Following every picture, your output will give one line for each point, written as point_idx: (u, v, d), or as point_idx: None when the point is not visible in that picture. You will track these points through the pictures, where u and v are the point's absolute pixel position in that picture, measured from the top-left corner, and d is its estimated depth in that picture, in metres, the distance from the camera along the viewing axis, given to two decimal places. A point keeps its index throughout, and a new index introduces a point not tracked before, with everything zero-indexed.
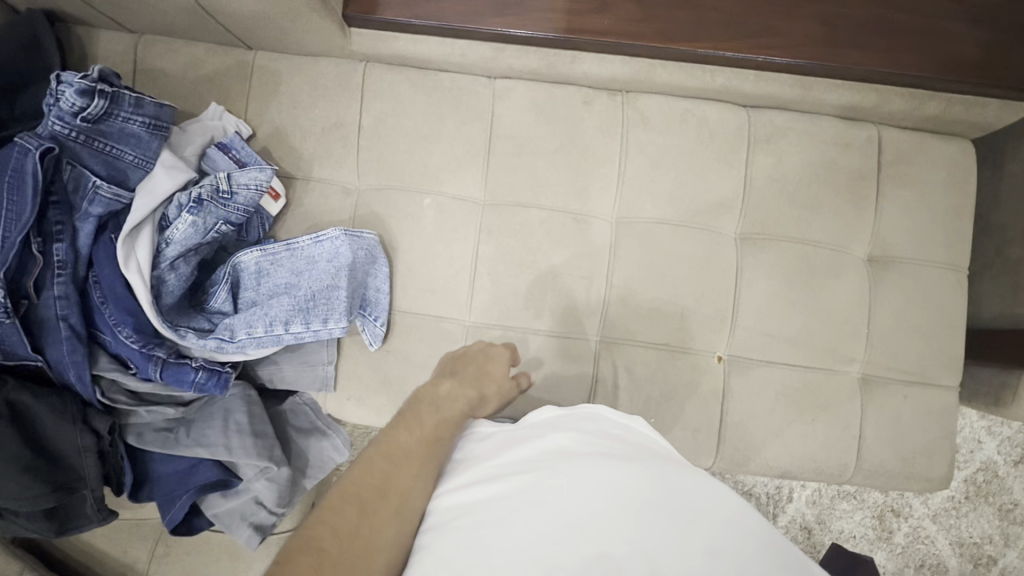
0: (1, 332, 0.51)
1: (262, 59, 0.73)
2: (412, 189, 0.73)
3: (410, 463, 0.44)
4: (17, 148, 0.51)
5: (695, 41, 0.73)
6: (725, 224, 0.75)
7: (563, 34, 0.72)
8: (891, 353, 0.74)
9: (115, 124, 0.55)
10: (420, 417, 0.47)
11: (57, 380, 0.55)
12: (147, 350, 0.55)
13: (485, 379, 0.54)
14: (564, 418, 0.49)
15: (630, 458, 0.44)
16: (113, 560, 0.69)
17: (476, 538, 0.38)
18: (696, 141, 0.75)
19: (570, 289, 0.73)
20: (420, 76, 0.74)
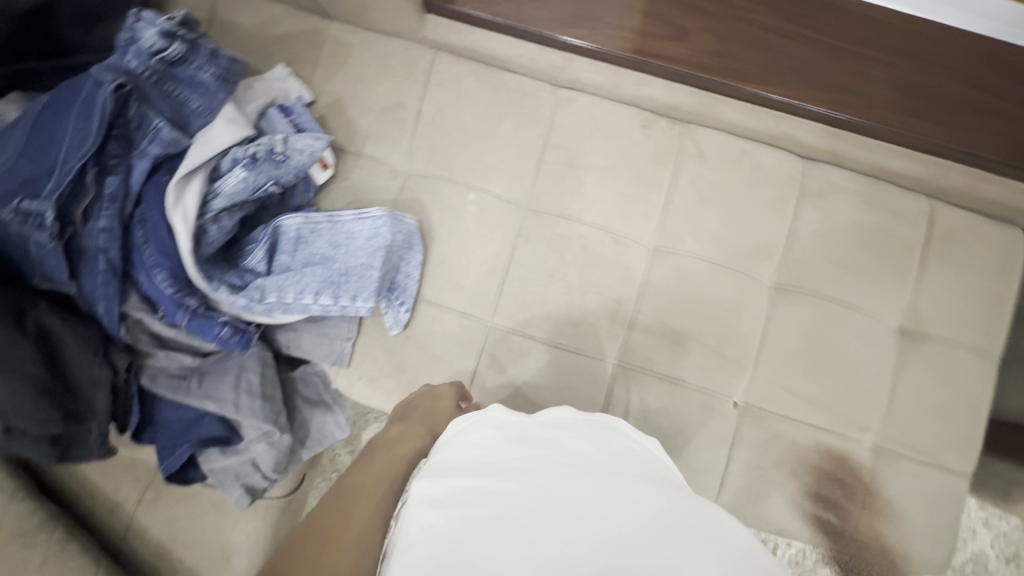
0: (40, 254, 0.50)
1: (336, 30, 0.74)
2: (459, 182, 0.74)
3: (367, 496, 0.49)
4: (91, 79, 0.51)
5: (753, 82, 0.76)
6: (762, 271, 0.74)
7: (630, 54, 0.75)
8: (907, 429, 0.73)
9: (188, 70, 0.56)
10: (374, 457, 0.54)
11: (84, 311, 0.55)
12: (180, 297, 0.55)
13: (431, 420, 0.60)
14: (581, 424, 0.51)
15: (646, 478, 0.45)
16: (102, 496, 0.69)
17: (489, 523, 0.40)
18: (748, 183, 0.74)
19: (596, 307, 0.73)
20: (486, 73, 0.74)
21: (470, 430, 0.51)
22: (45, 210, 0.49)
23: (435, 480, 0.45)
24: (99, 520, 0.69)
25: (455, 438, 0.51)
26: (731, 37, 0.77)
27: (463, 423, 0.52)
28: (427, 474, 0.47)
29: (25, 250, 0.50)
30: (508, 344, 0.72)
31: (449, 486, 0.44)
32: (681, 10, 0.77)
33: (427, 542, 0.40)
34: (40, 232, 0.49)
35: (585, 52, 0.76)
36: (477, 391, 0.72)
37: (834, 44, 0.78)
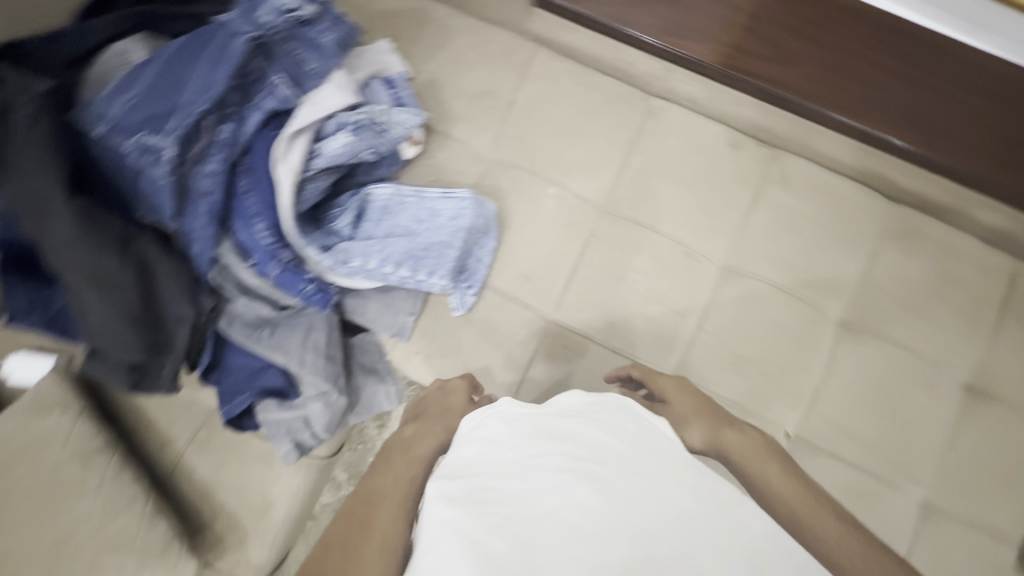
0: (153, 188, 0.52)
1: (441, 13, 0.76)
2: (540, 175, 0.74)
3: (386, 503, 0.49)
4: (225, 29, 0.53)
5: (847, 111, 0.75)
6: (832, 307, 0.73)
7: (722, 67, 0.75)
8: (966, 490, 0.70)
9: (311, 33, 0.58)
10: (391, 461, 0.53)
11: (180, 249, 0.56)
12: (275, 248, 0.57)
13: (456, 409, 0.59)
14: (593, 407, 0.50)
15: (665, 470, 0.45)
16: (156, 432, 0.71)
17: (509, 524, 0.43)
18: (829, 216, 0.73)
19: (659, 318, 0.73)
20: (582, 72, 0.75)
21: (482, 425, 0.50)
22: (165, 147, 0.51)
23: (452, 479, 0.46)
24: (150, 453, 0.71)
25: (467, 434, 0.50)
26: (829, 66, 0.76)
27: (475, 416, 0.52)
28: (443, 474, 0.47)
29: (141, 183, 0.52)
30: (566, 342, 0.73)
31: (465, 484, 0.45)
32: (784, 33, 0.77)
33: (447, 542, 0.42)
34: (159, 167, 0.52)
35: (685, 62, 0.76)
36: (531, 384, 0.72)
37: (935, 86, 0.77)
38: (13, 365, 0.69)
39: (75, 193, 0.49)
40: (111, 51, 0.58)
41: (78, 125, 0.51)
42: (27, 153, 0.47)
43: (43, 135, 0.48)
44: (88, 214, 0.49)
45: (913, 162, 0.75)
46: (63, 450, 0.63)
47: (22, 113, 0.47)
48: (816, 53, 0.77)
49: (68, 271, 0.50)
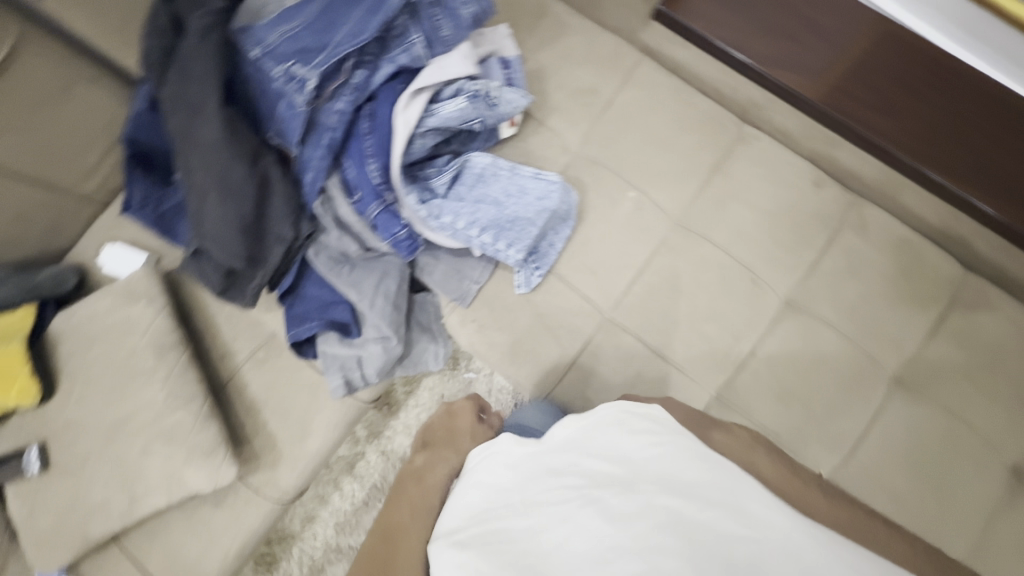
0: (287, 114, 0.57)
1: (559, 8, 0.80)
2: (624, 177, 0.77)
3: (409, 536, 0.52)
4: None
5: (937, 167, 0.73)
6: (888, 360, 0.73)
7: (816, 103, 0.75)
8: None
9: (456, 2, 0.62)
10: (406, 491, 0.57)
11: (294, 174, 0.61)
12: (381, 190, 0.62)
13: (466, 432, 0.64)
14: (589, 429, 0.51)
15: (669, 478, 0.45)
16: (220, 342, 0.75)
17: (522, 559, 0.44)
18: (902, 271, 0.73)
19: (714, 336, 0.74)
20: (683, 87, 0.78)
21: (485, 467, 0.53)
22: (307, 79, 0.56)
23: (462, 526, 0.49)
24: (212, 361, 0.75)
25: (474, 480, 0.53)
26: (928, 123, 0.76)
27: (479, 461, 0.55)
28: (455, 523, 0.50)
29: (279, 108, 0.57)
30: (618, 341, 0.74)
31: (474, 529, 0.48)
32: (893, 88, 0.77)
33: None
34: (298, 96, 0.57)
35: (789, 96, 0.76)
36: (577, 373, 0.74)
37: None
38: (106, 256, 0.75)
39: (225, 103, 0.54)
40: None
41: (239, 47, 0.56)
42: (195, 60, 0.53)
43: (211, 47, 0.53)
44: (231, 125, 0.54)
45: (997, 231, 0.73)
46: (142, 337, 0.68)
47: (199, 24, 0.53)
48: (926, 114, 0.76)
49: (203, 172, 0.55)
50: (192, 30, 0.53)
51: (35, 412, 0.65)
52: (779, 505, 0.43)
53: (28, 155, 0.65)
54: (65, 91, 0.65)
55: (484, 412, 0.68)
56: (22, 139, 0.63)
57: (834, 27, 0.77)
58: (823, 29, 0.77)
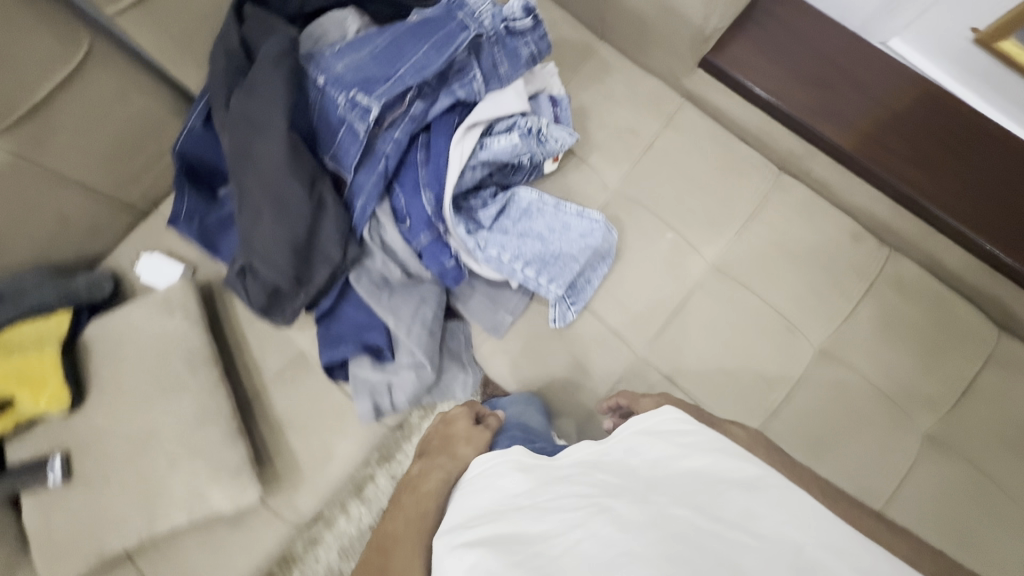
0: (346, 141, 0.59)
1: (605, 50, 0.82)
2: (661, 219, 0.78)
3: (404, 539, 0.51)
4: (455, 21, 0.58)
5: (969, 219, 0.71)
6: (920, 417, 0.72)
7: (848, 151, 0.73)
8: None
9: (518, 41, 0.63)
10: (403, 501, 0.56)
11: (345, 198, 0.62)
12: (433, 221, 0.63)
13: (461, 434, 0.63)
14: (604, 448, 0.52)
15: (683, 493, 0.44)
16: (249, 358, 0.74)
17: (532, 558, 0.42)
18: (937, 329, 0.73)
19: (746, 382, 0.74)
20: (723, 134, 0.79)
21: (496, 474, 0.52)
22: (368, 107, 0.57)
23: (471, 526, 0.47)
24: (240, 378, 0.74)
25: (485, 488, 0.51)
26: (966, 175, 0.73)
27: (488, 469, 0.53)
28: (462, 525, 0.48)
29: (340, 134, 0.59)
30: (650, 381, 0.74)
31: (483, 528, 0.46)
32: (935, 144, 0.74)
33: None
34: (359, 125, 0.57)
35: (828, 148, 0.75)
36: None
37: None
38: (145, 265, 0.74)
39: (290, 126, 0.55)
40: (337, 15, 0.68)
41: (305, 74, 0.58)
42: (264, 83, 0.54)
43: (281, 70, 0.54)
44: (293, 148, 0.55)
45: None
46: (174, 350, 0.67)
47: (271, 51, 0.54)
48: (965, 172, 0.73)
49: (259, 191, 0.56)
50: (263, 56, 0.55)
51: (63, 420, 0.65)
52: (798, 517, 0.42)
53: (79, 161, 0.64)
54: (123, 102, 0.65)
55: (481, 415, 0.67)
56: (74, 146, 0.63)
57: (875, 77, 0.76)
58: (863, 80, 0.76)
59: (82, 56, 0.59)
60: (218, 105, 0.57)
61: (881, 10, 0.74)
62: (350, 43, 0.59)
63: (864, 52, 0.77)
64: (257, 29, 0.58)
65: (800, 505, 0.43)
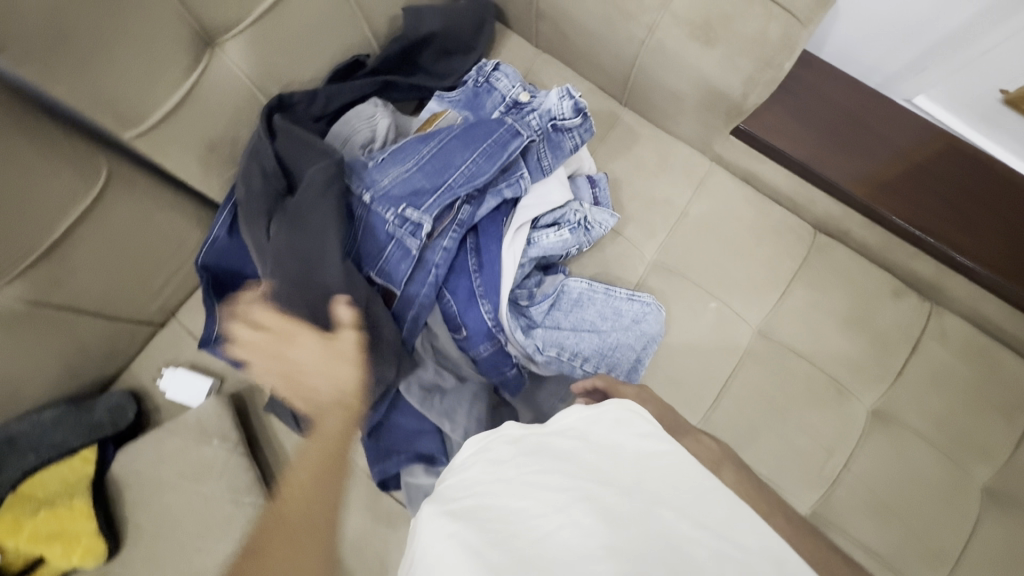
0: (396, 258, 0.60)
1: (629, 118, 0.81)
2: (703, 287, 0.76)
3: (304, 501, 0.44)
4: (505, 129, 0.61)
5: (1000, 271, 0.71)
6: (978, 471, 0.72)
7: (863, 199, 0.73)
8: None
9: (564, 137, 0.64)
10: (308, 455, 0.47)
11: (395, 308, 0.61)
12: (493, 332, 0.62)
13: (340, 358, 0.50)
14: (597, 421, 0.46)
15: (676, 493, 0.39)
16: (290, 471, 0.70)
17: (510, 540, 0.37)
18: (984, 380, 0.73)
19: (805, 451, 0.72)
20: (755, 198, 0.79)
21: (485, 449, 0.46)
22: (417, 216, 0.58)
23: (456, 497, 0.43)
24: None
25: (470, 457, 0.47)
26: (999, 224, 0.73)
27: (477, 441, 0.48)
28: (442, 494, 0.44)
29: (389, 245, 0.60)
30: None
31: (466, 500, 0.42)
32: (976, 205, 0.73)
33: (446, 551, 0.38)
34: (412, 238, 0.59)
35: (849, 202, 0.75)
36: None
37: None
38: (169, 382, 0.69)
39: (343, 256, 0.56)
40: (364, 107, 0.67)
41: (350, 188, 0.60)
42: (315, 205, 0.56)
43: (334, 195, 0.57)
44: (346, 271, 0.55)
45: None
46: (215, 480, 0.63)
47: (319, 173, 0.56)
48: (1004, 230, 0.72)
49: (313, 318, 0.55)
50: (310, 179, 0.57)
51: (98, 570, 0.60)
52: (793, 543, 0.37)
53: (98, 289, 0.60)
54: (145, 222, 0.61)
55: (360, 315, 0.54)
56: (93, 275, 0.58)
57: (899, 133, 0.76)
58: (888, 136, 0.76)
59: (102, 185, 0.55)
60: (258, 229, 0.56)
61: (903, 70, 0.77)
62: (392, 152, 0.61)
63: (882, 107, 0.77)
64: (298, 149, 0.60)
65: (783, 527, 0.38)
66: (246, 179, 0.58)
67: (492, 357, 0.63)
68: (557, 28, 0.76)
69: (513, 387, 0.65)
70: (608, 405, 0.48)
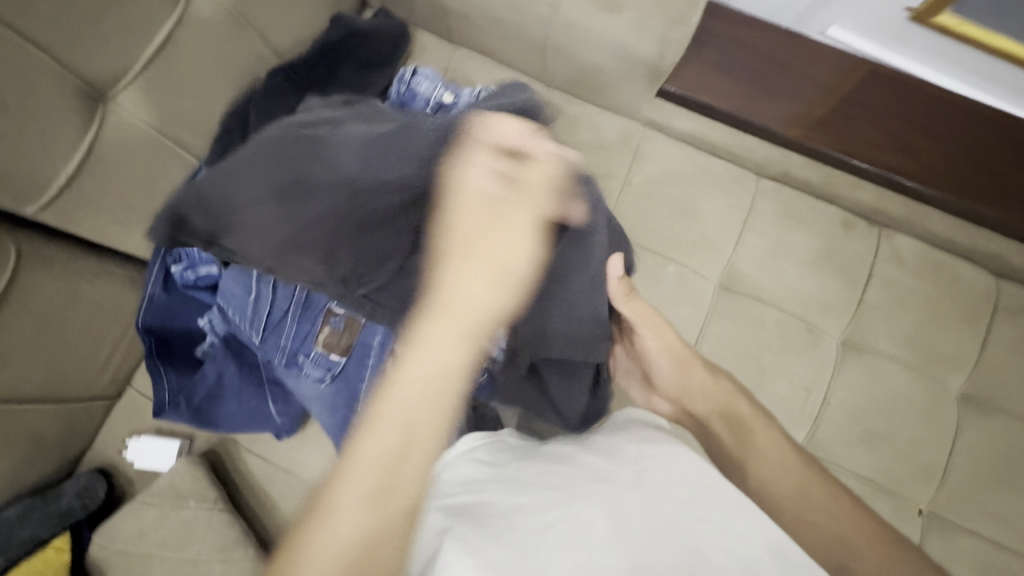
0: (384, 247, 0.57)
1: (558, 98, 0.80)
2: (660, 253, 0.76)
3: (417, 401, 0.38)
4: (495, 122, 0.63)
5: (944, 182, 0.77)
6: (951, 379, 0.74)
7: (801, 136, 0.77)
8: None
9: None
10: (440, 329, 0.41)
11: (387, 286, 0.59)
12: None
13: (490, 259, 0.44)
14: (591, 440, 0.52)
15: (657, 489, 0.45)
16: (280, 516, 0.68)
17: (504, 533, 0.41)
18: (943, 292, 0.75)
19: (786, 394, 0.73)
20: (696, 154, 0.78)
21: (481, 457, 0.51)
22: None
23: (454, 497, 0.47)
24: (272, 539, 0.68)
25: (467, 462, 0.51)
26: (928, 140, 0.79)
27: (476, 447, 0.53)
28: (437, 493, 0.48)
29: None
30: None
31: (462, 498, 0.46)
32: (908, 126, 0.79)
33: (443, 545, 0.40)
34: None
35: (783, 139, 0.77)
36: None
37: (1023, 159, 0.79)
38: (136, 452, 0.67)
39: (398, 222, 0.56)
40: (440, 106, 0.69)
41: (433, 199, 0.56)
42: (380, 228, 0.56)
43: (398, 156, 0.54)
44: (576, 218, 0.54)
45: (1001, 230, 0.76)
46: (202, 543, 0.62)
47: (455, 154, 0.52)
48: (946, 149, 0.78)
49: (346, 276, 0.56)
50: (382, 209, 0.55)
51: None
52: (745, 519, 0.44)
53: (36, 372, 0.56)
54: (72, 293, 0.57)
55: (550, 188, 0.49)
56: (28, 361, 0.55)
57: (820, 66, 0.81)
58: (809, 74, 0.81)
59: (13, 264, 0.51)
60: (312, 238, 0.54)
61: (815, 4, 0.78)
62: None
63: (801, 48, 0.82)
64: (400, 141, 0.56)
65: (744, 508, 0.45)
66: (285, 159, 0.54)
67: (582, 382, 0.62)
68: (466, 19, 0.75)
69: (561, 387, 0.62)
70: (593, 441, 0.51)
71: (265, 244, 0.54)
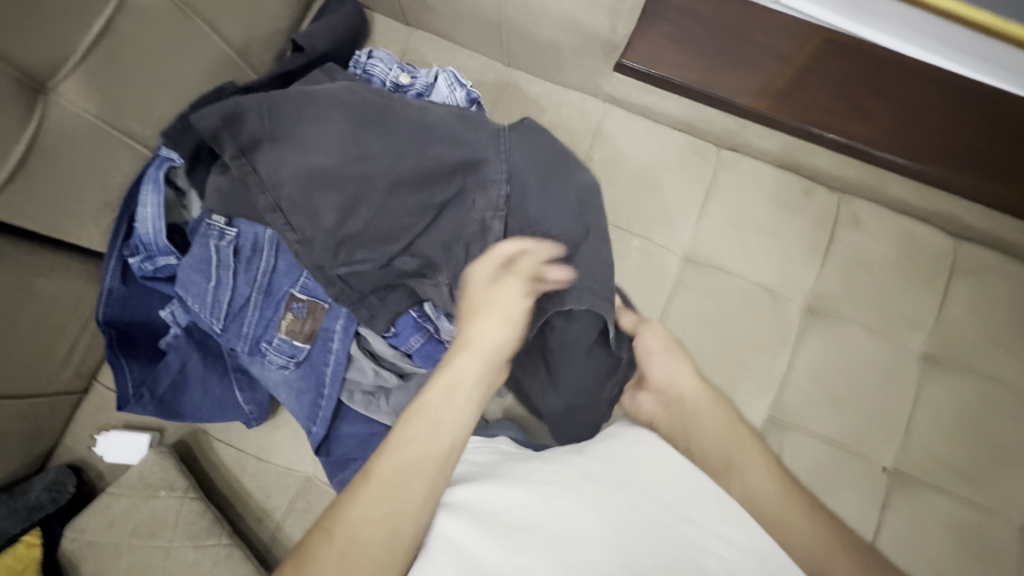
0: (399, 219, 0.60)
1: (517, 77, 0.79)
2: (623, 228, 0.77)
3: (427, 418, 0.46)
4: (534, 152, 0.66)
5: (894, 150, 0.78)
6: (912, 340, 0.75)
7: (754, 109, 0.78)
8: None
9: None
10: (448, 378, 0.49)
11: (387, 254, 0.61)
12: (421, 321, 0.64)
13: (495, 321, 0.53)
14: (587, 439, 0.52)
15: (648, 492, 0.46)
16: (254, 502, 0.68)
17: (497, 531, 0.42)
18: (903, 255, 0.76)
19: (751, 361, 0.74)
20: (656, 128, 0.79)
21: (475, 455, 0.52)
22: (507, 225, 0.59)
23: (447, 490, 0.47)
24: (247, 526, 0.68)
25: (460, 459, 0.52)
26: (876, 107, 0.81)
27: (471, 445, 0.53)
28: None
29: (450, 251, 0.60)
30: None
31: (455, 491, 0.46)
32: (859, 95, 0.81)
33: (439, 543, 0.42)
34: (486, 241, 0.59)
35: (738, 111, 0.79)
36: None
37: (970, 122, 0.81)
38: (106, 446, 0.67)
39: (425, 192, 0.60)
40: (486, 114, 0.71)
41: (468, 177, 0.60)
42: (403, 196, 0.59)
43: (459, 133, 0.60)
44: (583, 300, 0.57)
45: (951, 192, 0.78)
46: (173, 531, 0.62)
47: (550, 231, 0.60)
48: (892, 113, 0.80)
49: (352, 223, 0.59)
50: (417, 165, 0.59)
51: None
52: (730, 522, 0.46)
53: None
54: (25, 288, 0.57)
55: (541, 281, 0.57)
56: None
57: (770, 37, 0.83)
58: (760, 47, 0.83)
59: None
60: (342, 182, 0.58)
61: None
62: (523, 171, 0.61)
63: (754, 22, 0.83)
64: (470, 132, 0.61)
65: (728, 510, 0.46)
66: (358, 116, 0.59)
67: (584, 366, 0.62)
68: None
69: (537, 378, 0.63)
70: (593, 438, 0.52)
71: (299, 166, 0.58)
